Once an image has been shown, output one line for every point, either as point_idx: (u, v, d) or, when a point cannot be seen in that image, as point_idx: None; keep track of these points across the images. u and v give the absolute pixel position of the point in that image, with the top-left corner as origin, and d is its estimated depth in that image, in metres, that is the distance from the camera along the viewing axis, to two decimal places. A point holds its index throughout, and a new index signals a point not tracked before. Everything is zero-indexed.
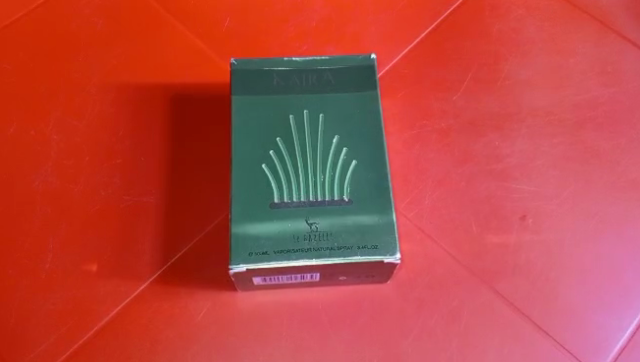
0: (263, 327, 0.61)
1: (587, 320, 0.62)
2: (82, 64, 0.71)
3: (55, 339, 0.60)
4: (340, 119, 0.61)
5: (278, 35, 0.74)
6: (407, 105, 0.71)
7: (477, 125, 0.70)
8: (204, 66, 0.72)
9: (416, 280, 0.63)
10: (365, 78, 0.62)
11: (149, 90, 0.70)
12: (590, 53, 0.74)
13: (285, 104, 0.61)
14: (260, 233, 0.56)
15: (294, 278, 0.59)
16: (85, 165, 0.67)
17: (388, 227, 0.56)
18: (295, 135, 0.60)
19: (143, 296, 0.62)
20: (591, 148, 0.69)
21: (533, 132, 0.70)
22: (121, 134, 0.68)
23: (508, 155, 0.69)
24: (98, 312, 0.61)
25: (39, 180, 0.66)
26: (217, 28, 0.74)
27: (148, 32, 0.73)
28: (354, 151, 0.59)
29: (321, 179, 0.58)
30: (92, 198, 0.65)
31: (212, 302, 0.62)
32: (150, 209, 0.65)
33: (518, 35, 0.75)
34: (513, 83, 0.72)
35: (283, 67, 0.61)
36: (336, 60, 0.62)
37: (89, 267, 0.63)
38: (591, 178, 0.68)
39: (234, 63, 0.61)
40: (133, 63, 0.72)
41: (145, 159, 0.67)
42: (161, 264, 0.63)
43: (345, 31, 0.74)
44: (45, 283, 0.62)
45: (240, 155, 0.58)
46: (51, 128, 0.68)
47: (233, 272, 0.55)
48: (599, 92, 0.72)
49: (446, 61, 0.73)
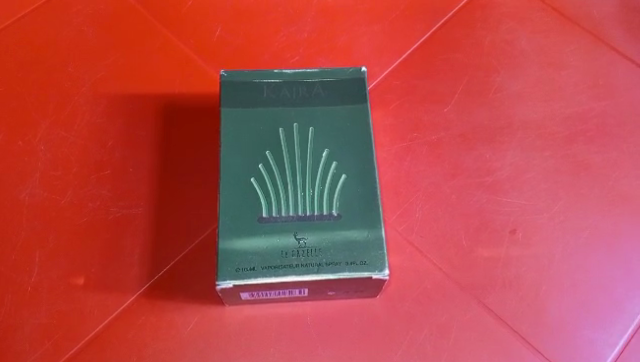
0: (251, 342, 0.61)
1: (576, 335, 0.62)
2: (72, 73, 0.71)
3: (41, 352, 0.60)
4: (330, 132, 0.60)
5: (269, 45, 0.73)
6: (398, 117, 0.70)
7: (468, 137, 0.70)
8: (194, 76, 0.71)
9: (407, 293, 0.63)
10: (356, 91, 0.61)
11: (139, 101, 0.70)
12: (581, 65, 0.74)
13: (275, 117, 0.60)
14: (248, 248, 0.55)
15: (283, 293, 0.59)
16: (73, 175, 0.66)
17: (377, 242, 0.56)
18: (284, 149, 0.59)
19: (131, 310, 0.62)
20: (582, 161, 0.69)
21: (524, 145, 0.70)
22: (109, 145, 0.68)
23: (499, 167, 0.69)
24: (85, 326, 0.61)
25: (26, 192, 0.65)
26: (207, 38, 0.73)
27: (138, 41, 0.73)
28: (344, 165, 0.59)
29: (310, 193, 0.58)
30: (80, 210, 0.65)
31: (200, 317, 0.62)
32: (138, 222, 0.65)
33: (510, 46, 0.75)
34: (504, 95, 0.72)
35: (274, 80, 0.61)
36: (327, 73, 0.62)
37: (77, 280, 0.62)
38: (581, 192, 0.68)
39: (224, 74, 0.60)
40: (123, 72, 0.71)
41: (134, 170, 0.67)
42: (149, 277, 0.63)
43: (337, 42, 0.74)
44: (31, 296, 0.62)
45: (228, 168, 0.58)
46: (39, 138, 0.68)
47: (220, 287, 0.55)
48: (590, 105, 0.72)
49: (438, 72, 0.73)
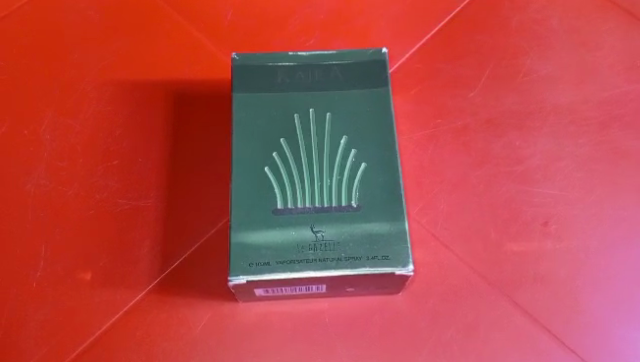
0: (266, 340, 0.58)
1: (614, 335, 0.58)
2: (78, 59, 0.68)
3: (46, 351, 0.57)
4: (348, 119, 0.56)
5: (284, 29, 0.70)
6: (421, 103, 0.66)
7: (495, 123, 0.66)
8: (205, 62, 0.68)
9: (431, 290, 0.59)
10: (376, 74, 0.57)
11: (148, 88, 0.67)
12: (617, 46, 0.69)
13: (290, 102, 0.57)
14: (262, 242, 0.52)
15: (299, 290, 0.55)
16: (79, 166, 0.63)
17: (400, 235, 0.52)
18: (300, 136, 0.56)
19: (140, 307, 0.59)
20: (618, 148, 0.65)
21: (556, 131, 0.65)
22: (117, 134, 0.65)
23: (529, 155, 0.64)
24: (92, 324, 0.58)
25: (31, 183, 0.62)
26: (219, 21, 0.69)
27: (147, 26, 0.69)
28: (364, 153, 0.55)
29: (328, 183, 0.54)
30: (86, 202, 0.62)
31: (212, 314, 0.59)
32: (147, 214, 0.61)
33: (540, 27, 0.70)
34: (534, 79, 0.68)
35: (288, 63, 0.57)
36: (344, 55, 0.58)
37: (83, 275, 0.59)
38: (618, 181, 0.63)
39: (236, 57, 0.57)
40: (131, 59, 0.68)
41: (143, 160, 0.64)
42: (158, 273, 0.60)
43: (355, 25, 0.70)
44: (36, 292, 0.59)
45: (241, 156, 0.54)
46: (44, 127, 0.65)
47: (233, 284, 0.51)
48: (626, 88, 0.67)
49: (462, 55, 0.69)
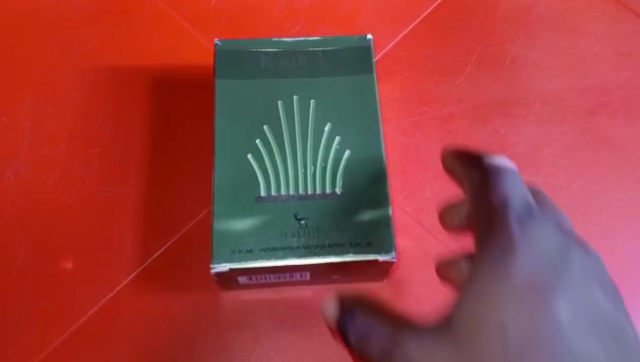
0: (251, 329, 0.57)
1: None
2: (59, 44, 0.67)
3: (28, 339, 0.56)
4: (333, 106, 0.56)
5: (269, 15, 0.69)
6: (406, 90, 0.66)
7: (481, 110, 0.65)
8: (189, 48, 0.67)
9: (416, 277, 0.59)
10: (360, 61, 0.57)
11: (130, 74, 0.66)
12: (603, 33, 0.69)
13: (273, 89, 0.56)
14: (245, 230, 0.51)
15: (283, 278, 0.55)
16: (60, 153, 0.63)
17: (384, 222, 0.52)
18: (284, 123, 0.55)
19: (122, 295, 0.58)
20: (603, 135, 0.65)
21: (541, 119, 0.65)
22: (99, 121, 0.64)
23: (514, 143, 0.64)
24: (74, 312, 0.57)
25: (11, 171, 0.62)
26: (203, 7, 0.68)
27: (129, 10, 0.68)
28: (348, 140, 0.55)
29: (311, 170, 0.54)
30: (68, 190, 0.61)
31: (196, 302, 0.58)
32: (129, 202, 0.61)
33: (526, 14, 0.70)
34: (520, 66, 0.68)
35: (272, 49, 0.57)
36: (329, 41, 0.57)
37: (65, 263, 0.59)
38: (603, 168, 0.63)
39: (218, 43, 0.56)
40: (113, 44, 0.67)
41: (126, 148, 0.63)
42: (141, 261, 0.59)
43: (341, 11, 0.69)
44: (17, 281, 0.58)
45: (224, 143, 0.54)
46: (25, 114, 0.64)
47: (215, 271, 0.51)
48: (612, 76, 0.67)
49: (448, 42, 0.68)
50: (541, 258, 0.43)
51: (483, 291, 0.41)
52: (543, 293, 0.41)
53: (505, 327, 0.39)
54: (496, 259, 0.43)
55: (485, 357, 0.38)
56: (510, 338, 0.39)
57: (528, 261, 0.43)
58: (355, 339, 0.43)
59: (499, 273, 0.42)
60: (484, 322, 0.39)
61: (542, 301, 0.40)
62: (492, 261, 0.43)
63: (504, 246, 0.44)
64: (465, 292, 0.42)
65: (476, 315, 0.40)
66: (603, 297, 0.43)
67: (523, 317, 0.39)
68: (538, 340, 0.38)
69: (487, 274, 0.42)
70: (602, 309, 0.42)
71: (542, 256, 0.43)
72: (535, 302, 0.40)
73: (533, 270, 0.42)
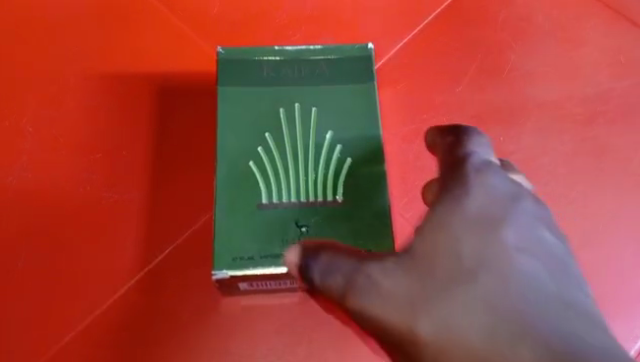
0: (251, 334, 0.58)
1: None
2: (62, 50, 0.67)
3: (29, 343, 0.57)
4: (334, 114, 0.56)
5: (271, 22, 0.69)
6: (406, 98, 0.67)
7: (480, 118, 0.66)
8: (191, 55, 0.67)
9: None
10: (361, 69, 0.57)
11: (132, 80, 0.66)
12: (602, 43, 0.70)
13: (276, 97, 0.56)
14: (246, 237, 0.52)
15: (283, 284, 0.55)
16: (62, 159, 0.63)
17: (384, 230, 0.52)
18: (286, 131, 0.56)
19: (123, 300, 0.58)
20: (602, 144, 0.65)
21: (540, 127, 0.66)
22: (102, 126, 0.64)
23: (513, 151, 0.65)
24: (76, 317, 0.58)
25: (14, 175, 0.62)
26: (205, 14, 0.69)
27: (132, 17, 0.69)
28: (349, 148, 0.55)
29: (313, 178, 0.54)
30: (70, 195, 0.62)
31: (197, 307, 0.58)
32: (131, 208, 0.61)
33: (526, 22, 0.70)
34: (520, 74, 0.68)
35: (274, 58, 0.57)
36: (331, 50, 0.58)
37: (66, 268, 0.59)
38: (602, 177, 0.64)
39: (221, 51, 0.57)
40: (115, 50, 0.67)
41: (128, 153, 0.63)
42: (142, 266, 0.60)
43: (342, 18, 0.70)
44: (18, 285, 0.58)
45: (226, 150, 0.54)
46: (28, 119, 0.64)
47: (216, 278, 0.51)
48: (611, 85, 0.68)
49: (448, 50, 0.69)
50: (496, 201, 0.38)
51: (434, 221, 0.37)
52: (491, 231, 0.36)
53: (465, 267, 0.34)
54: (450, 206, 0.37)
55: (432, 268, 0.35)
56: (474, 292, 0.33)
57: (479, 204, 0.37)
58: (319, 278, 0.38)
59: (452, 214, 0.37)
60: (436, 252, 0.36)
61: (495, 245, 0.35)
62: (449, 197, 0.38)
63: (456, 196, 0.38)
64: (417, 239, 0.37)
65: (431, 253, 0.36)
66: (552, 236, 0.37)
67: (473, 253, 0.35)
68: (494, 285, 0.33)
69: (433, 225, 0.37)
70: (551, 250, 0.36)
71: (496, 199, 0.38)
72: (485, 239, 0.36)
73: (488, 212, 0.37)
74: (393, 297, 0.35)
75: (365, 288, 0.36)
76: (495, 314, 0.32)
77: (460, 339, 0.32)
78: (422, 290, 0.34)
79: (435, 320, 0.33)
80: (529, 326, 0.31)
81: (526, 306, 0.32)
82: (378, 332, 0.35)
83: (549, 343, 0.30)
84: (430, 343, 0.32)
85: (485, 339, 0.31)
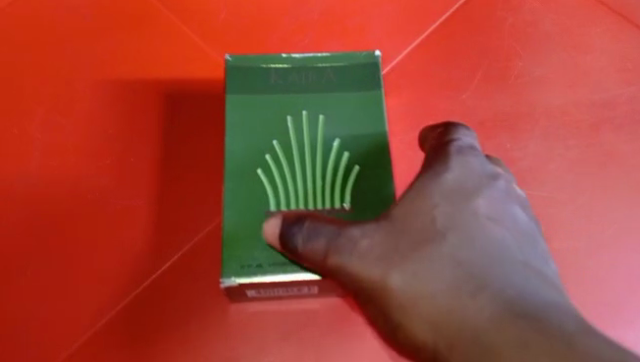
0: (258, 341, 0.58)
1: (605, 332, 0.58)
2: (70, 56, 0.68)
3: (38, 350, 0.57)
4: (342, 121, 0.57)
5: (277, 28, 0.69)
6: (413, 104, 0.67)
7: (487, 125, 0.66)
8: (198, 61, 0.68)
9: None
10: (368, 77, 0.58)
11: (140, 86, 0.67)
12: (609, 49, 0.70)
13: (283, 104, 0.57)
14: (254, 244, 0.52)
15: (291, 291, 0.55)
16: (71, 165, 0.63)
17: None
18: (293, 138, 0.56)
19: (131, 306, 0.59)
20: (608, 150, 0.65)
21: (547, 133, 0.66)
22: (109, 133, 0.65)
23: (521, 157, 0.65)
24: (84, 323, 0.58)
25: (23, 182, 0.62)
26: (212, 20, 0.69)
27: (139, 23, 0.69)
28: (356, 155, 0.55)
29: (320, 185, 0.54)
30: (79, 201, 0.62)
31: (204, 313, 0.59)
32: (139, 214, 0.62)
33: (532, 28, 0.71)
34: (526, 80, 0.68)
35: (282, 65, 0.58)
36: (338, 57, 0.58)
37: (75, 274, 0.59)
38: (609, 183, 0.64)
39: (229, 59, 0.57)
40: (123, 56, 0.68)
41: (136, 159, 0.64)
42: (150, 273, 0.60)
43: (349, 25, 0.70)
44: (27, 291, 0.59)
45: (234, 158, 0.55)
46: (36, 126, 0.65)
47: (225, 286, 0.52)
48: (618, 91, 0.68)
49: (455, 56, 0.69)
50: (471, 179, 0.47)
51: (417, 194, 0.46)
52: (464, 203, 0.46)
53: (440, 229, 0.44)
54: (433, 179, 0.47)
55: (410, 233, 0.44)
56: (442, 249, 0.43)
57: (455, 177, 0.47)
58: (301, 242, 0.46)
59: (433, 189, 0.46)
60: (415, 219, 0.45)
61: (467, 213, 0.45)
62: (431, 173, 0.47)
63: (438, 171, 0.47)
64: (400, 207, 0.46)
65: (411, 219, 0.45)
66: (519, 212, 0.48)
67: (446, 222, 0.44)
68: (460, 243, 0.43)
69: (419, 197, 0.46)
70: (518, 223, 0.47)
71: (471, 178, 0.47)
72: (456, 210, 0.45)
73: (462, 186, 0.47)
74: (374, 251, 0.44)
75: (347, 248, 0.45)
76: (458, 266, 0.42)
77: (431, 286, 0.42)
78: (398, 246, 0.44)
79: (410, 271, 0.43)
80: (485, 276, 0.41)
81: (482, 259, 0.43)
82: (357, 281, 0.44)
83: (502, 294, 0.40)
84: (405, 288, 0.43)
85: (449, 285, 0.42)
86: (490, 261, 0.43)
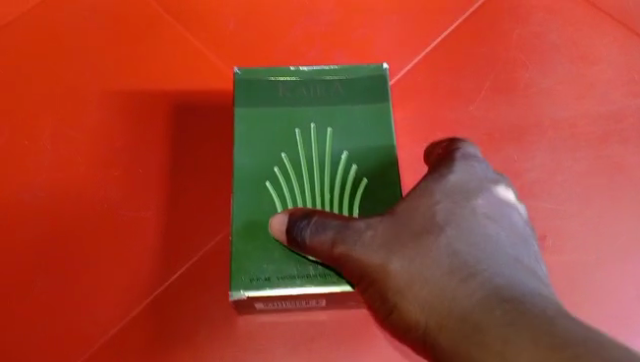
0: (266, 352, 0.58)
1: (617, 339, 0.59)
2: (79, 68, 0.68)
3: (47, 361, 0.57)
4: (350, 134, 0.57)
5: (285, 40, 0.70)
6: (420, 116, 0.67)
7: (494, 137, 0.66)
8: (207, 73, 0.68)
9: None
10: (376, 89, 0.58)
11: (148, 97, 0.67)
12: (615, 60, 0.70)
13: (291, 117, 0.57)
14: (263, 257, 0.52)
15: (299, 304, 0.56)
16: (80, 177, 0.64)
17: None
18: (301, 151, 0.56)
19: (140, 317, 0.59)
20: (616, 162, 0.65)
21: (554, 145, 0.66)
22: (118, 144, 0.65)
23: (528, 169, 0.65)
24: (92, 335, 0.58)
25: (32, 193, 0.63)
26: (220, 31, 0.70)
27: (148, 35, 0.69)
28: (364, 168, 0.56)
29: (328, 198, 0.55)
30: (87, 212, 0.62)
31: (212, 325, 0.59)
32: (147, 225, 0.62)
33: (539, 40, 0.71)
34: (533, 92, 0.68)
35: (290, 78, 0.58)
36: (346, 70, 0.58)
37: (84, 285, 0.60)
38: (616, 195, 0.64)
39: (238, 72, 0.58)
40: (132, 67, 0.68)
41: (144, 170, 0.64)
42: (159, 284, 0.60)
43: (356, 36, 0.70)
44: (36, 302, 0.59)
45: (242, 170, 0.55)
46: (45, 137, 0.65)
47: (233, 298, 0.52)
48: (625, 103, 0.68)
49: (462, 68, 0.69)
50: (475, 179, 0.46)
51: (420, 190, 0.45)
52: (466, 200, 0.45)
53: (439, 223, 0.43)
54: (436, 180, 0.46)
55: (411, 226, 0.44)
56: (439, 241, 0.42)
57: (459, 178, 0.46)
58: (311, 232, 0.46)
59: (436, 185, 0.45)
60: (415, 213, 0.44)
61: (467, 209, 0.44)
62: (435, 174, 0.46)
63: (441, 173, 0.46)
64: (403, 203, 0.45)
65: (412, 213, 0.44)
66: (520, 217, 0.47)
67: (446, 216, 0.43)
68: (459, 237, 0.42)
69: (422, 193, 0.45)
70: (518, 227, 0.45)
71: (475, 178, 0.46)
72: (458, 206, 0.44)
73: (465, 184, 0.46)
74: (373, 243, 0.44)
75: (351, 237, 0.45)
76: (454, 256, 0.41)
77: (426, 273, 0.41)
78: (398, 237, 0.43)
79: (408, 259, 0.42)
80: (480, 268, 0.40)
81: (481, 253, 0.41)
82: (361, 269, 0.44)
83: (492, 281, 0.39)
84: (401, 275, 0.42)
85: (444, 273, 0.41)
86: (488, 254, 0.41)
